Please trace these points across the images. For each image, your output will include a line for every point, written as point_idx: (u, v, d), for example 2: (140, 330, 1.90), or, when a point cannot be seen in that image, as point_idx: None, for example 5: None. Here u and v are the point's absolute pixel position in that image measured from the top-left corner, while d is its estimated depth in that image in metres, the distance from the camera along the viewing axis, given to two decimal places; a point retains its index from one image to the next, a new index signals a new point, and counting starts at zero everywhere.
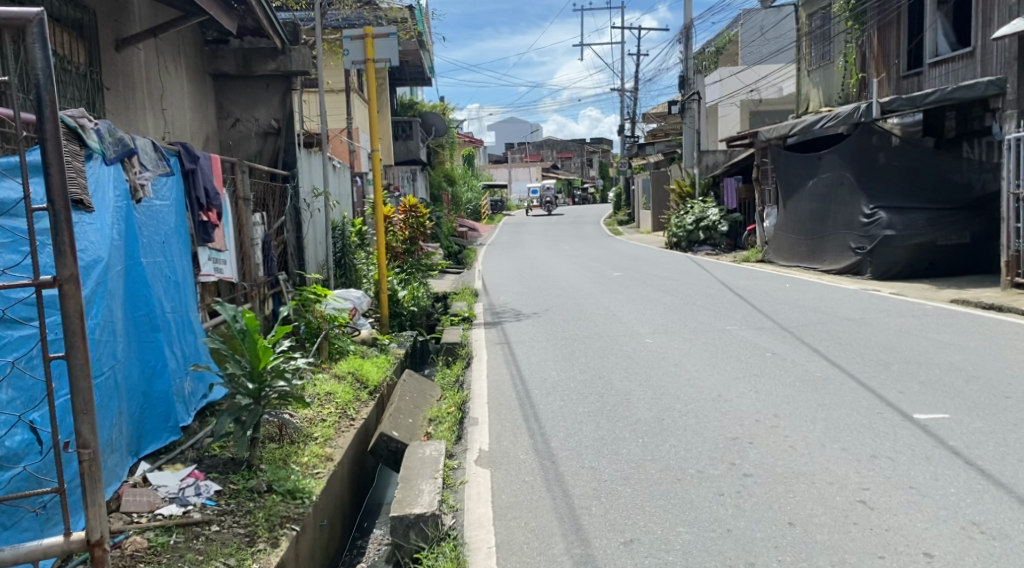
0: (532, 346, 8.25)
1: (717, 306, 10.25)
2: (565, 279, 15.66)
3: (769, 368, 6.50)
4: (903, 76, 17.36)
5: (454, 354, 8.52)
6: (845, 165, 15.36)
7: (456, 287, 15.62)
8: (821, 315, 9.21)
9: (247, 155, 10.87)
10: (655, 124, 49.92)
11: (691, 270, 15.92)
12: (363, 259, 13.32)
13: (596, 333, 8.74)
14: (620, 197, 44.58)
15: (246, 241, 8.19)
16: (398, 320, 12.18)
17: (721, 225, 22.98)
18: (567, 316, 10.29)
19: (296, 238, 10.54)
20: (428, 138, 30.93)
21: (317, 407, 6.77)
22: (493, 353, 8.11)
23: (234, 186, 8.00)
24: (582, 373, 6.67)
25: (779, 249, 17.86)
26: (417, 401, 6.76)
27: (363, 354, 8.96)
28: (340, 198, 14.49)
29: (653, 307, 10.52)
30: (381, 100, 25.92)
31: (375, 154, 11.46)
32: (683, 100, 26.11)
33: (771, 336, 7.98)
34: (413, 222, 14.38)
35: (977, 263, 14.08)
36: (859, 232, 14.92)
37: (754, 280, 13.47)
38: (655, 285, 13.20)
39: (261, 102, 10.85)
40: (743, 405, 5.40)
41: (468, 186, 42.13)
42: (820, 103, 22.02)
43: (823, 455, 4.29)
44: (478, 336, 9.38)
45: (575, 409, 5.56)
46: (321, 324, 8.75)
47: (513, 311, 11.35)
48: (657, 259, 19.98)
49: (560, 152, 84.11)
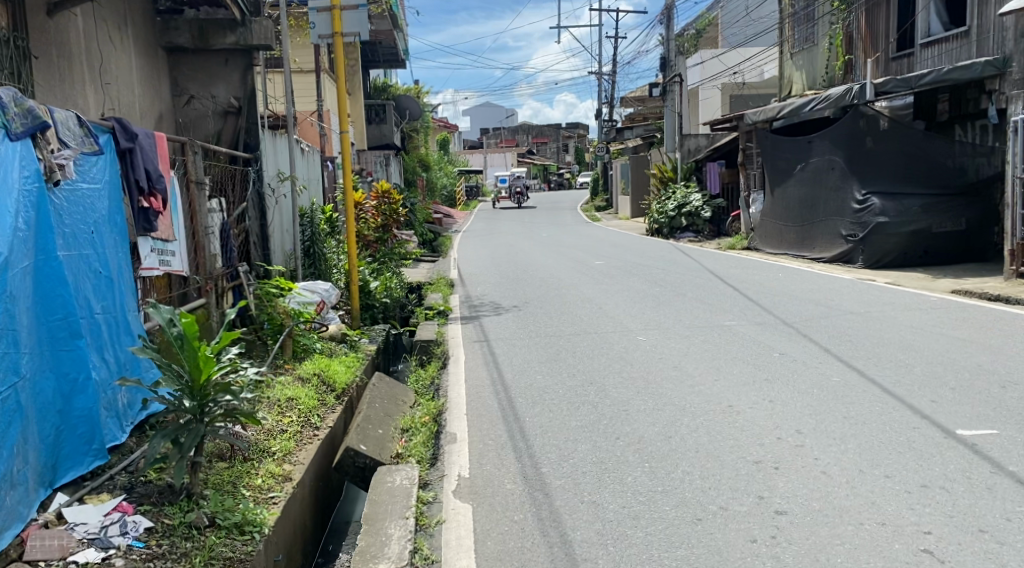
0: (513, 346, 7.53)
1: (710, 299, 9.61)
2: (546, 268, 14.97)
3: (779, 371, 5.88)
4: (892, 58, 16.82)
5: (428, 354, 7.75)
6: (836, 149, 14.75)
7: (432, 277, 14.87)
8: (823, 308, 8.62)
9: (206, 136, 10.04)
10: (633, 108, 49.21)
11: (677, 258, 15.34)
12: (333, 248, 12.55)
13: (584, 329, 8.09)
14: (598, 182, 43.90)
15: (199, 229, 7.37)
16: (370, 313, 11.50)
17: (704, 211, 22.41)
18: (550, 310, 9.62)
19: (259, 227, 9.75)
20: (402, 122, 30.08)
21: (276, 415, 6.01)
22: (472, 353, 7.41)
23: (184, 168, 7.19)
24: (571, 378, 6.00)
25: (767, 235, 17.29)
26: (388, 410, 6.02)
27: (331, 353, 8.15)
28: (307, 182, 13.69)
29: (642, 300, 9.87)
30: (353, 82, 25.07)
31: (344, 136, 10.66)
32: (663, 83, 25.44)
33: (774, 332, 7.37)
34: (387, 210, 13.60)
35: (973, 252, 13.58)
36: (851, 219, 14.31)
37: (744, 270, 12.90)
38: (642, 275, 12.57)
39: (219, 78, 10.06)
40: (757, 418, 4.77)
41: (444, 171, 41.32)
42: (803, 87, 21.45)
43: (863, 484, 3.67)
44: (454, 333, 8.62)
45: (567, 424, 4.89)
46: (285, 319, 7.96)
47: (493, 304, 10.67)
48: (640, 246, 19.37)
49: (537, 137, 83.26)
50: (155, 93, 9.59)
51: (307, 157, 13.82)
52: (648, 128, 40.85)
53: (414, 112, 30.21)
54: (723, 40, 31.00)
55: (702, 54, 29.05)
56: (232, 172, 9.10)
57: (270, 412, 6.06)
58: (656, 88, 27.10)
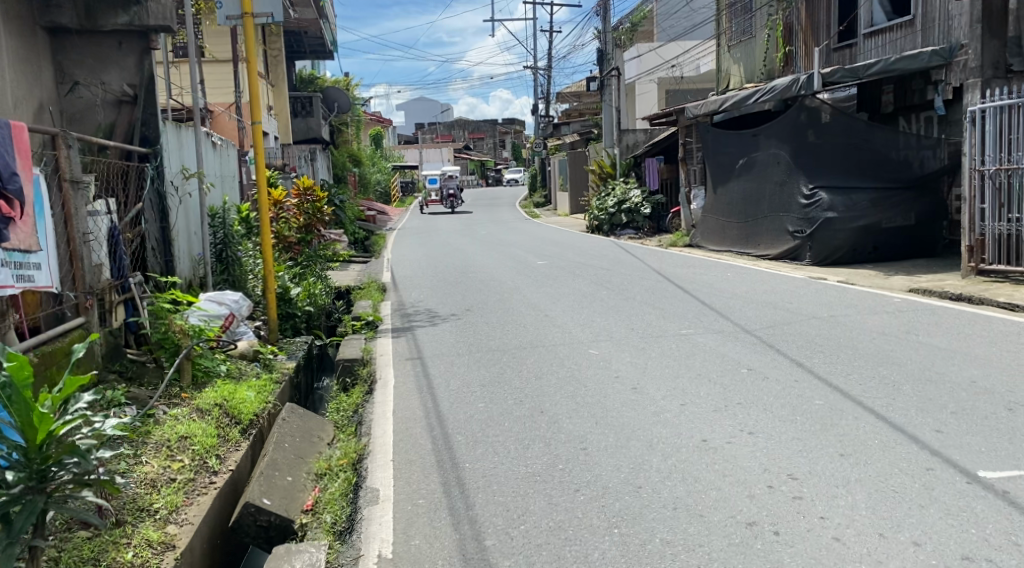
0: (448, 366, 6.58)
1: (662, 303, 8.87)
2: (485, 269, 14.11)
3: (752, 390, 5.14)
4: (834, 49, 16.35)
5: (353, 375, 6.86)
6: (779, 143, 14.14)
7: (361, 281, 13.86)
8: (784, 311, 7.94)
9: (99, 129, 9.12)
10: (569, 103, 48.63)
11: (621, 257, 14.68)
12: (248, 252, 11.53)
13: (528, 342, 7.27)
14: (536, 178, 43.14)
15: (75, 235, 6.41)
16: (291, 323, 10.55)
17: (644, 207, 21.82)
18: (490, 318, 8.78)
19: (160, 230, 9.24)
20: (331, 115, 28.85)
21: (162, 461, 5.18)
22: (404, 376, 6.47)
23: (56, 164, 6.32)
24: (516, 407, 5.16)
25: (709, 233, 16.64)
26: (300, 451, 5.19)
27: (238, 376, 7.38)
28: (221, 180, 12.61)
29: (590, 305, 9.09)
30: (277, 73, 23.81)
31: (256, 128, 9.58)
32: (601, 76, 24.78)
33: (737, 340, 6.65)
34: (309, 208, 12.50)
35: (922, 246, 13.06)
36: (798, 215, 13.65)
37: (691, 269, 12.28)
38: (587, 276, 11.83)
39: (111, 63, 9.12)
40: (740, 456, 4.02)
41: (377, 167, 40.07)
42: (741, 80, 21.04)
43: (888, 556, 2.98)
44: (383, 348, 7.68)
45: (515, 471, 4.08)
46: (181, 338, 7.14)
47: (427, 312, 9.76)
48: (582, 244, 18.68)
49: (473, 133, 82.08)
50: (34, 81, 8.46)
51: (220, 152, 12.75)
52: (585, 124, 40.33)
53: (344, 105, 29.00)
54: (659, 34, 30.53)
55: (638, 48, 28.42)
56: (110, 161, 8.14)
57: (155, 456, 5.22)
58: (593, 82, 26.40)
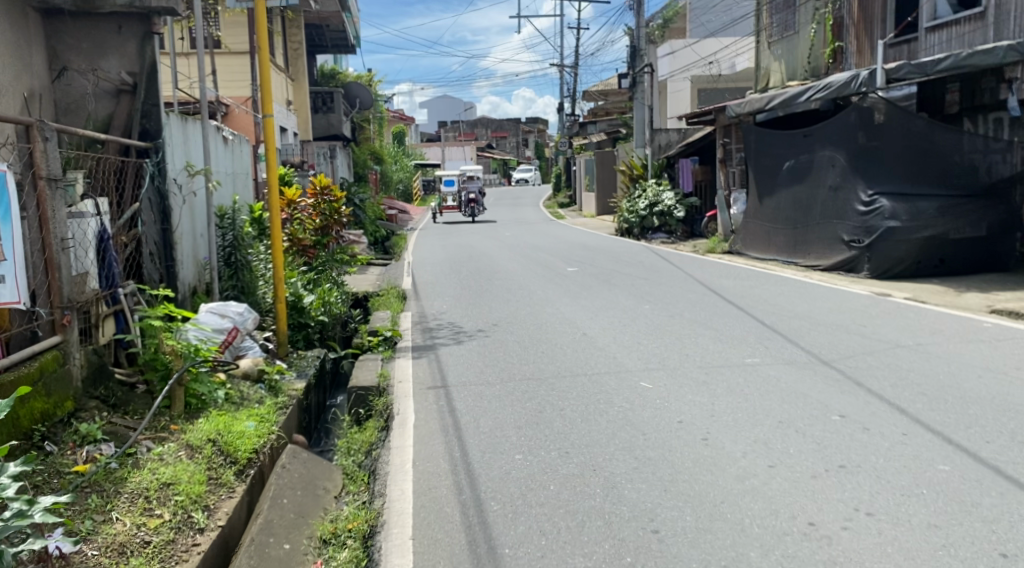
0: (478, 401, 5.62)
1: (716, 323, 7.88)
2: (511, 277, 13.20)
3: (858, 446, 4.19)
4: (890, 44, 15.23)
5: (367, 407, 5.96)
6: (833, 145, 13.11)
7: (381, 287, 12.96)
8: (858, 336, 6.94)
9: (94, 122, 8.35)
10: (597, 101, 47.52)
11: (658, 265, 13.70)
12: (258, 256, 10.69)
13: (567, 369, 6.34)
14: (561, 177, 42.10)
15: (53, 242, 5.61)
16: (304, 333, 9.70)
17: (677, 210, 20.72)
18: (522, 337, 7.86)
19: (161, 234, 8.39)
20: (353, 112, 28.06)
21: (136, 518, 4.34)
22: (426, 412, 5.53)
23: (33, 160, 5.49)
24: (564, 463, 4.23)
25: (751, 239, 15.58)
26: (300, 509, 4.29)
27: (239, 403, 6.53)
28: (232, 178, 11.78)
29: (632, 324, 8.14)
30: (299, 68, 23.05)
31: (268, 122, 8.74)
32: (632, 73, 23.71)
33: (815, 374, 5.68)
34: (326, 209, 11.28)
35: (993, 261, 11.98)
36: (854, 222, 12.58)
37: (738, 280, 11.31)
38: (624, 287, 10.89)
39: (111, 49, 8.37)
40: (867, 555, 3.12)
41: (399, 165, 39.28)
42: (783, 78, 19.94)
43: None
44: (402, 372, 6.75)
45: (570, 564, 3.21)
46: (173, 358, 6.25)
47: (450, 326, 8.84)
48: (612, 249, 17.70)
49: (495, 132, 81.06)
50: (24, 65, 7.69)
51: (232, 148, 11.91)
52: (611, 123, 39.17)
53: (366, 102, 28.21)
54: (692, 31, 29.44)
55: (671, 45, 27.30)
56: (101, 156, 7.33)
57: (127, 512, 4.39)
58: (624, 79, 25.35)
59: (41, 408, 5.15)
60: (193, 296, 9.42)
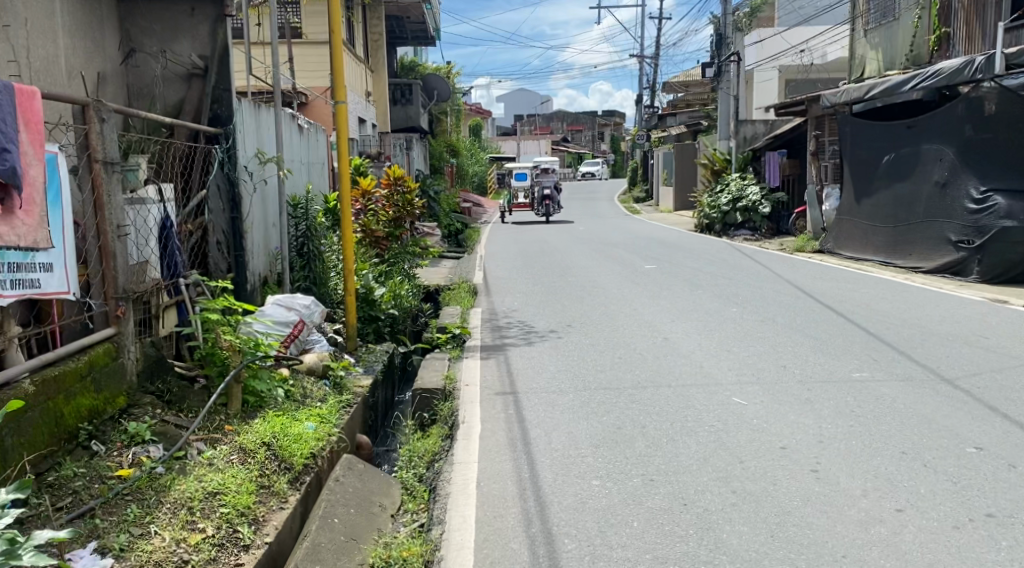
0: (548, 413, 5.11)
1: (813, 331, 7.20)
2: (587, 273, 12.65)
3: (1003, 491, 3.58)
4: (1006, 28, 14.11)
5: (432, 413, 5.54)
6: (940, 139, 12.13)
7: (451, 281, 12.56)
8: (981, 350, 6.19)
9: (163, 105, 8.18)
10: (678, 93, 46.33)
11: (744, 264, 12.95)
12: (328, 246, 10.42)
13: (649, 379, 5.79)
14: (638, 171, 41.15)
15: (108, 229, 5.30)
16: (373, 327, 9.36)
17: (763, 206, 19.75)
18: (599, 340, 7.34)
19: (229, 222, 8.12)
20: (429, 103, 27.89)
21: (176, 533, 3.99)
22: (495, 422, 5.05)
23: (86, 142, 5.21)
24: (650, 493, 3.74)
25: (846, 238, 14.62)
26: (351, 531, 3.85)
27: (300, 400, 6.19)
28: (306, 166, 11.55)
29: (719, 328, 7.54)
30: (376, 58, 22.93)
31: (340, 108, 8.39)
32: (718, 62, 22.80)
33: (937, 394, 5.00)
34: (399, 200, 10.93)
35: None
36: (963, 221, 11.59)
37: (834, 282, 10.51)
38: (708, 287, 10.24)
39: (182, 32, 8.12)
40: None
41: (474, 157, 38.95)
42: (879, 67, 18.83)
43: None
44: (471, 376, 6.24)
45: None
46: (229, 354, 5.85)
47: (522, 325, 8.37)
48: (693, 246, 16.97)
49: (572, 125, 80.19)
50: (95, 47, 7.57)
51: (307, 136, 11.68)
52: (693, 115, 38.07)
53: (443, 93, 27.97)
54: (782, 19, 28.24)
55: (759, 33, 26.22)
56: (168, 141, 7.13)
57: (168, 525, 4.04)
58: (708, 68, 24.44)
59: (89, 405, 4.83)
60: (262, 287, 9.17)
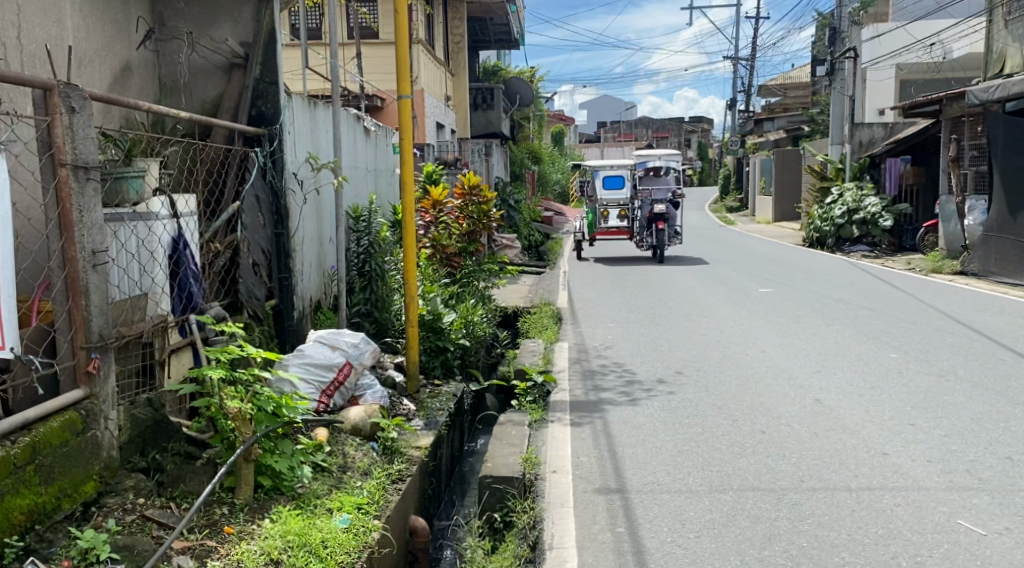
0: (672, 538, 3.54)
1: (1020, 395, 5.41)
2: (690, 298, 10.93)
3: None
4: None
5: (507, 517, 3.99)
6: None
7: (532, 303, 11.00)
8: None
9: (201, 104, 6.86)
10: (775, 98, 43.75)
11: (878, 288, 10.98)
12: (391, 263, 8.97)
13: (813, 474, 4.15)
14: (730, 179, 38.90)
15: (76, 259, 3.91)
16: (442, 360, 7.81)
17: (884, 218, 17.56)
18: (724, 398, 5.69)
19: (270, 238, 6.71)
20: (512, 108, 26.44)
21: None
22: (597, 547, 3.52)
23: (49, 138, 3.85)
24: None
25: (997, 259, 12.45)
26: None
27: (329, 480, 4.69)
28: (371, 172, 10.16)
29: (883, 386, 5.79)
30: (458, 60, 21.61)
31: (403, 103, 6.92)
32: (832, 58, 20.59)
33: None
34: (474, 211, 9.46)
35: None
36: None
37: (1005, 316, 8.55)
38: (846, 321, 8.42)
39: (223, 14, 6.75)
40: None
41: (556, 166, 37.55)
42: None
43: None
44: (557, 457, 4.61)
45: None
46: (238, 425, 4.35)
47: (621, 371, 6.77)
48: (807, 263, 15.02)
49: (657, 132, 75.79)
50: (115, 31, 6.30)
51: (373, 139, 10.26)
52: (792, 119, 35.63)
53: (526, 97, 26.50)
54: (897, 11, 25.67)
55: (876, 28, 23.83)
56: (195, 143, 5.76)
57: None
58: (821, 66, 22.23)
59: (28, 506, 3.51)
60: (313, 313, 7.80)
